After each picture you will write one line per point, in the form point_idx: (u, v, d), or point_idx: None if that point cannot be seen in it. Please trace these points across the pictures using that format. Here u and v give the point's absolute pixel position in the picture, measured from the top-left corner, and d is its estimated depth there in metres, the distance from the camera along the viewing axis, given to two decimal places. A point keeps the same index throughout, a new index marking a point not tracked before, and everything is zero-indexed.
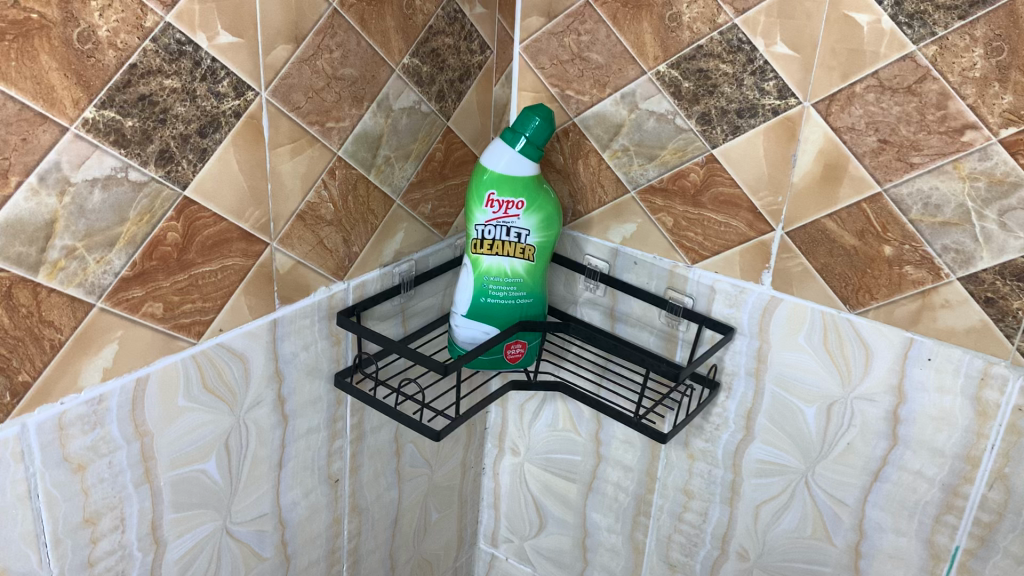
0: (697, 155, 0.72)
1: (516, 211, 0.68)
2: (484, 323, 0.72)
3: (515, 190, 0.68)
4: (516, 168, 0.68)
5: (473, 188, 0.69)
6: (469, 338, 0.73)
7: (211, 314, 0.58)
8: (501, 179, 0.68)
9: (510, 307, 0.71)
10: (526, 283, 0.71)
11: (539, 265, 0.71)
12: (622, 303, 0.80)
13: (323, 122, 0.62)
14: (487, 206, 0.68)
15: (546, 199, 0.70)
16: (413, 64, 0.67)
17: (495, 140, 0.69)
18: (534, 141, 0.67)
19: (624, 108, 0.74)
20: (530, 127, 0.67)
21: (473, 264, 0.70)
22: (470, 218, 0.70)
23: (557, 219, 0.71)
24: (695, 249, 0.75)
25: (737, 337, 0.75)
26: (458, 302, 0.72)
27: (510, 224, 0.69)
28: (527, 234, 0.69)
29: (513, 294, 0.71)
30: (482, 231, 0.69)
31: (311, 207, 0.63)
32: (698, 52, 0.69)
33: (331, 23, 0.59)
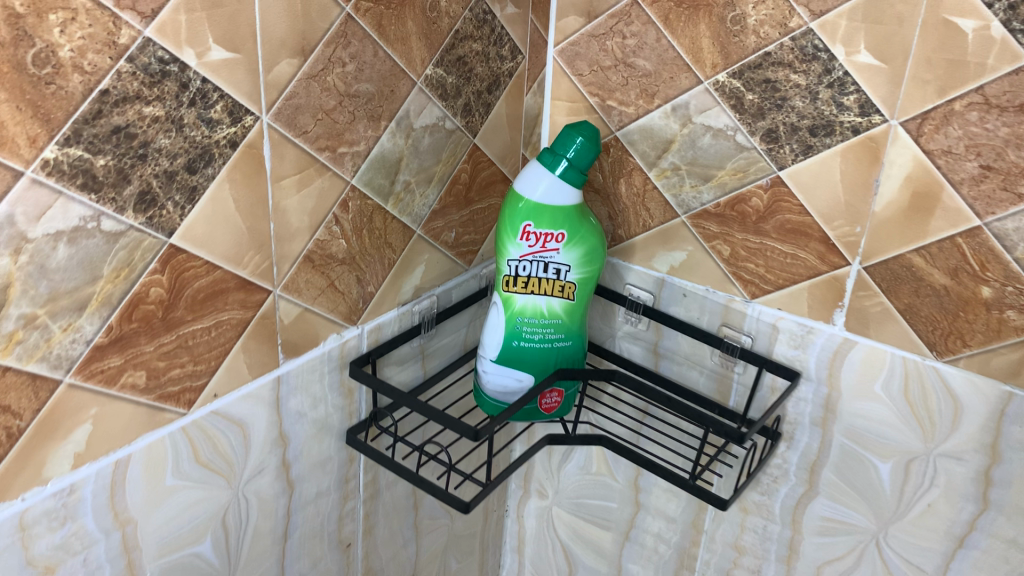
0: (760, 177, 0.63)
1: (555, 245, 0.59)
2: (516, 371, 0.63)
3: (554, 221, 0.59)
4: (556, 196, 0.58)
5: (506, 217, 0.60)
6: (498, 389, 0.63)
7: (203, 379, 0.49)
8: (539, 208, 0.59)
9: (547, 352, 0.62)
10: (565, 325, 0.62)
11: (579, 304, 0.62)
12: (667, 339, 0.71)
13: (334, 147, 0.53)
14: (523, 238, 0.59)
15: (589, 230, 0.60)
16: (437, 75, 0.58)
17: (532, 163, 0.59)
18: (577, 165, 0.58)
19: (675, 121, 0.65)
20: (573, 149, 0.58)
21: (505, 304, 0.61)
22: (502, 251, 0.61)
23: (601, 253, 0.62)
24: (754, 282, 0.66)
25: (802, 383, 0.66)
26: (486, 346, 0.63)
27: (549, 260, 0.60)
28: (567, 271, 0.60)
29: (550, 338, 0.62)
30: (515, 266, 0.60)
31: (320, 245, 0.54)
32: (765, 60, 0.60)
33: (343, 30, 0.50)
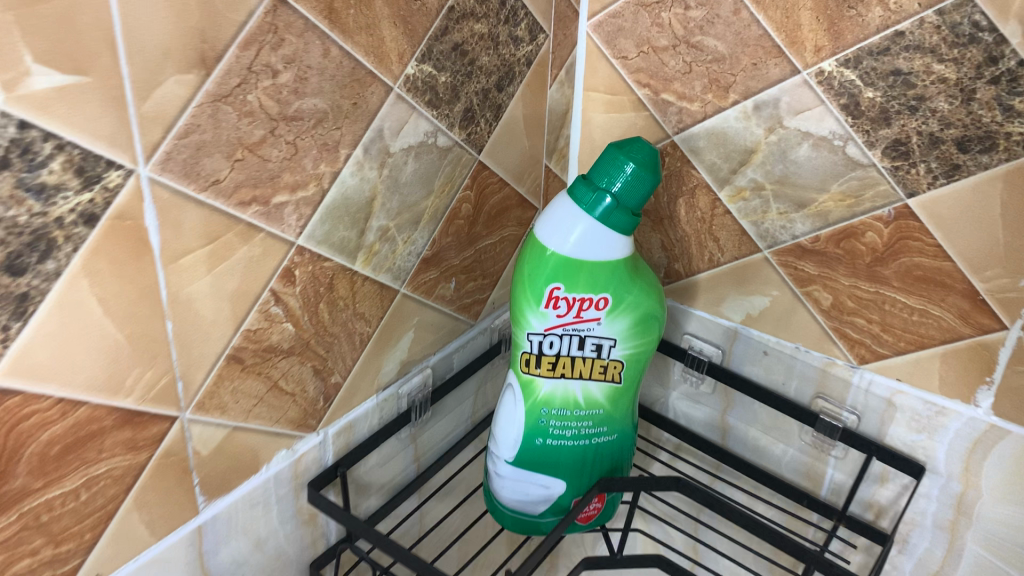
0: (880, 205, 0.45)
1: (595, 314, 0.42)
2: (541, 476, 0.46)
3: (594, 282, 0.41)
4: (596, 248, 0.41)
5: (524, 274, 0.42)
6: (517, 498, 0.47)
7: (74, 560, 0.33)
8: (571, 265, 0.41)
9: (582, 452, 0.46)
10: (608, 415, 0.45)
11: (628, 388, 0.45)
12: (740, 406, 0.55)
13: (267, 196, 0.35)
14: (550, 306, 0.42)
15: (643, 290, 0.43)
16: (423, 74, 0.41)
17: (560, 197, 0.41)
18: (627, 205, 0.40)
19: (758, 125, 0.47)
20: (621, 183, 0.39)
21: (524, 391, 0.44)
22: (519, 319, 0.43)
23: (659, 319, 0.44)
24: (863, 343, 0.49)
25: (925, 477, 0.49)
26: (500, 443, 0.46)
27: (586, 333, 0.43)
28: (612, 347, 0.43)
29: (586, 433, 0.45)
30: (538, 343, 0.43)
31: (253, 337, 0.37)
32: (895, 42, 0.41)
33: (270, 23, 0.33)
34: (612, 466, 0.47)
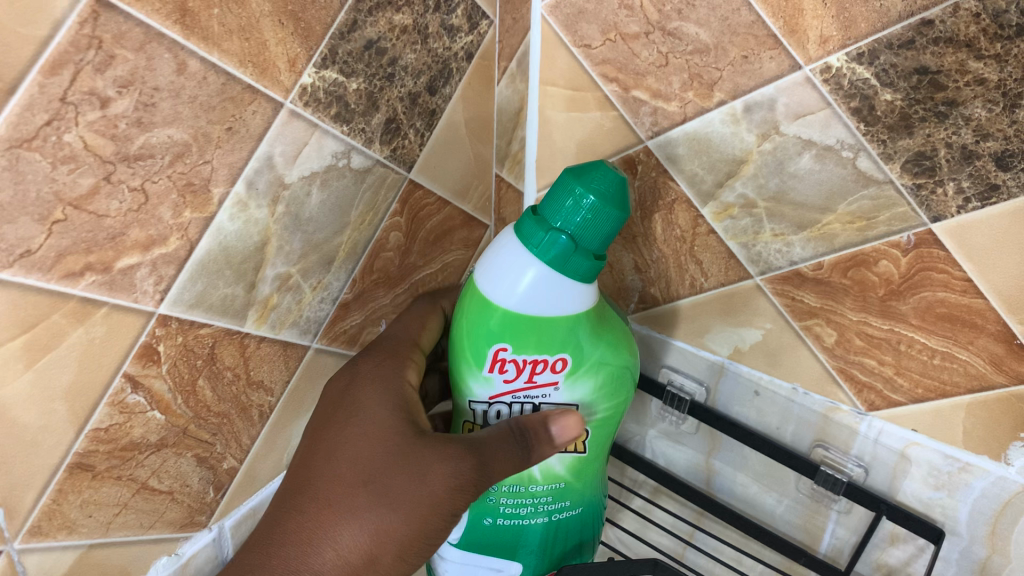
0: (901, 229, 0.37)
1: (551, 377, 0.36)
2: (493, 560, 0.41)
3: (548, 341, 0.35)
4: (551, 299, 0.34)
5: (466, 333, 0.36)
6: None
7: None
8: (519, 323, 0.34)
9: (542, 529, 0.41)
10: (569, 487, 0.40)
11: (594, 456, 0.40)
12: (727, 449, 0.48)
13: (110, 262, 0.27)
14: (496, 369, 0.36)
15: (608, 347, 0.37)
16: (326, 85, 0.32)
17: (507, 236, 0.35)
18: (587, 247, 0.33)
19: (749, 131, 0.38)
20: (581, 220, 0.33)
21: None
22: (463, 381, 0.38)
23: (630, 377, 0.39)
24: (873, 387, 0.41)
25: (945, 540, 0.42)
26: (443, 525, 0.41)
27: (540, 397, 0.37)
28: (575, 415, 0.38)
29: (545, 509, 0.40)
30: (484, 412, 0.38)
31: (109, 436, 0.29)
32: (923, 34, 0.32)
33: (88, 37, 0.24)
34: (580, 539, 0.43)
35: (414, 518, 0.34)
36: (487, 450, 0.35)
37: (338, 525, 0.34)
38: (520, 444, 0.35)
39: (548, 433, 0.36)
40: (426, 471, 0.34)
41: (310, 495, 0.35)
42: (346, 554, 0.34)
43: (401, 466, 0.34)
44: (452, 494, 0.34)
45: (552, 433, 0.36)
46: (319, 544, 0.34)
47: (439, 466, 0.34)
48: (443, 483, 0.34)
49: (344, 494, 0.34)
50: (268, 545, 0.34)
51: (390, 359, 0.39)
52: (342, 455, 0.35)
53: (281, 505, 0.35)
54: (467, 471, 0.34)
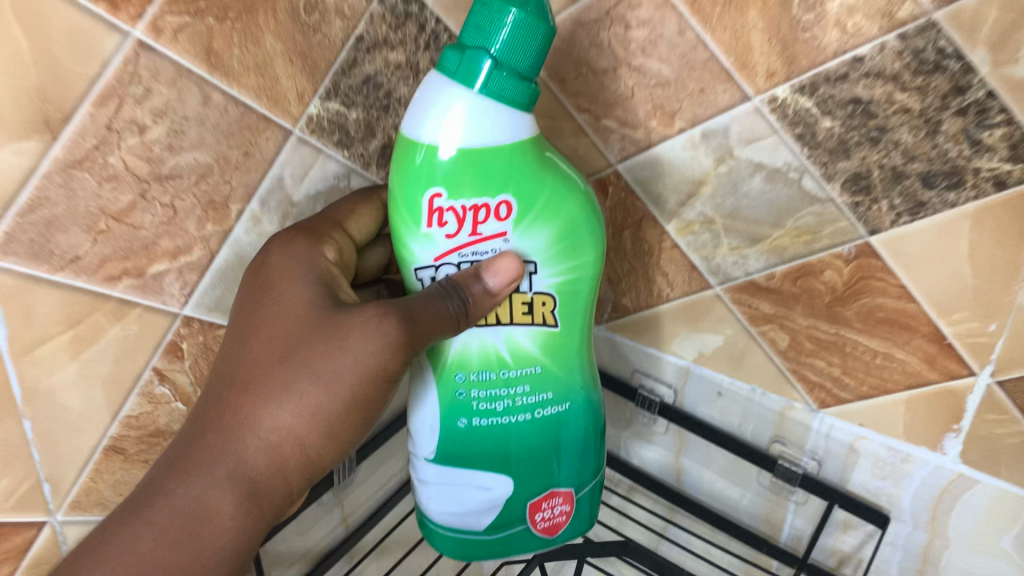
0: (841, 243, 0.41)
1: (496, 225, 0.37)
2: (477, 478, 0.42)
3: (485, 181, 0.35)
4: (483, 126, 0.34)
5: (399, 188, 0.37)
6: (451, 512, 0.43)
7: None
8: (453, 165, 0.35)
9: (523, 430, 0.41)
10: (546, 373, 0.41)
11: (564, 331, 0.40)
12: (695, 445, 0.52)
13: (141, 269, 0.31)
14: (432, 222, 0.36)
15: (556, 186, 0.37)
16: (328, 113, 0.36)
17: (432, 76, 0.35)
18: (511, 66, 0.33)
19: (707, 155, 0.43)
20: (502, 36, 0.33)
21: (434, 359, 0.40)
22: (404, 249, 0.38)
23: (592, 225, 0.39)
24: (824, 386, 0.45)
25: (891, 526, 0.46)
26: (419, 443, 0.42)
27: (488, 249, 0.37)
28: (535, 272, 0.38)
29: (523, 405, 0.41)
30: (431, 276, 0.38)
31: (136, 424, 0.33)
32: (854, 69, 0.37)
33: (131, 73, 0.28)
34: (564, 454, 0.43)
35: (341, 394, 0.33)
36: (416, 311, 0.34)
37: (262, 411, 0.33)
38: (452, 301, 0.34)
39: (483, 285, 0.35)
40: (346, 341, 0.33)
41: (225, 382, 0.34)
42: (273, 440, 0.33)
43: (322, 342, 0.33)
44: (379, 362, 0.33)
45: (487, 284, 0.35)
46: (242, 432, 0.33)
47: (362, 336, 0.33)
48: (366, 349, 0.33)
49: (264, 377, 0.33)
50: (189, 439, 0.33)
51: (306, 235, 0.36)
52: (258, 334, 0.34)
53: (207, 392, 0.34)
54: (392, 333, 0.33)
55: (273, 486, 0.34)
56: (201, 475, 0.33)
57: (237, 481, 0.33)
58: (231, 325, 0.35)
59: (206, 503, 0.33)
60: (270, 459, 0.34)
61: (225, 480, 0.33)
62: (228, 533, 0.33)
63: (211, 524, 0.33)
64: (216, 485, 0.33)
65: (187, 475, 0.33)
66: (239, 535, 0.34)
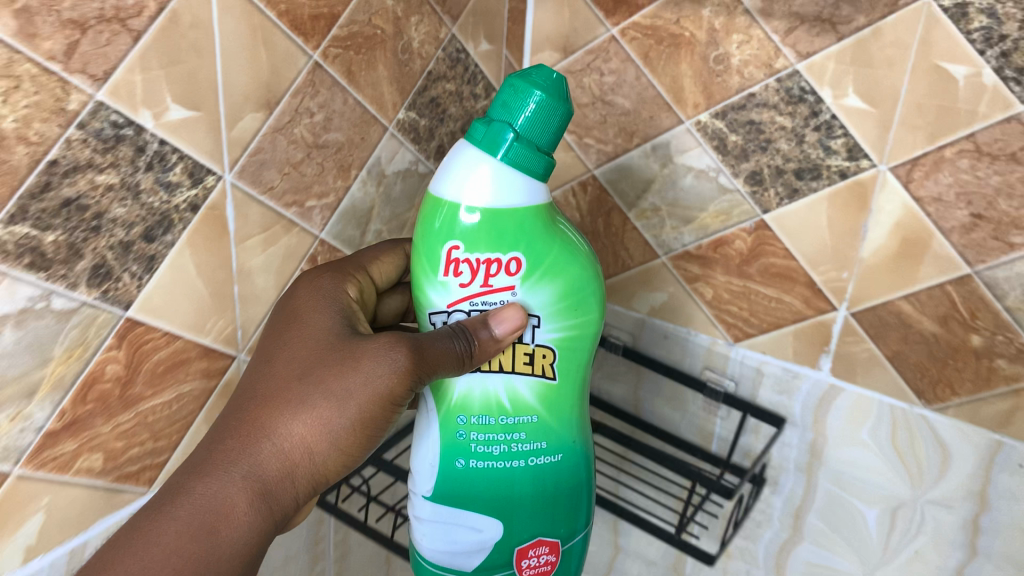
0: (743, 220, 0.61)
1: (502, 281, 0.46)
2: (472, 519, 0.50)
3: (496, 242, 0.45)
4: (503, 190, 0.45)
5: (427, 246, 0.47)
6: (446, 550, 0.51)
7: (164, 455, 0.47)
8: (472, 226, 0.45)
9: (517, 475, 0.50)
10: (540, 421, 0.50)
11: (560, 385, 0.50)
12: (649, 380, 0.71)
13: (302, 201, 0.50)
14: (450, 273, 0.47)
15: (562, 252, 0.47)
16: (409, 118, 0.56)
17: (466, 150, 0.46)
18: (530, 138, 0.44)
19: (655, 161, 0.63)
20: (526, 113, 0.44)
21: (444, 407, 0.49)
22: (425, 294, 0.48)
23: (590, 288, 0.49)
24: (737, 325, 0.65)
25: (787, 429, 0.65)
26: (423, 485, 0.51)
27: (496, 300, 0.47)
28: (538, 325, 0.48)
29: (518, 452, 0.50)
30: (444, 319, 0.48)
31: None
32: (749, 101, 0.57)
33: (311, 79, 0.48)
34: (543, 504, 0.51)
35: (350, 409, 0.44)
36: (423, 341, 0.45)
37: (279, 422, 0.44)
38: (458, 342, 0.44)
39: (490, 333, 0.45)
40: (360, 366, 0.45)
41: (252, 399, 0.45)
42: (286, 446, 0.44)
43: (341, 365, 0.45)
44: (386, 381, 0.44)
45: (493, 331, 0.45)
46: (262, 437, 0.44)
47: (372, 358, 0.45)
48: (375, 370, 0.44)
49: (284, 391, 0.45)
50: (217, 442, 0.44)
51: (332, 273, 0.51)
52: (284, 358, 0.46)
53: (229, 411, 0.45)
54: (398, 359, 0.44)
55: (280, 489, 0.44)
56: (219, 476, 0.43)
57: (250, 482, 0.43)
58: (264, 356, 0.47)
59: (223, 495, 0.42)
60: (281, 463, 0.44)
61: (240, 481, 0.43)
62: (241, 526, 0.42)
63: (226, 516, 0.42)
64: (233, 485, 0.43)
65: (211, 477, 0.43)
66: (250, 528, 0.43)
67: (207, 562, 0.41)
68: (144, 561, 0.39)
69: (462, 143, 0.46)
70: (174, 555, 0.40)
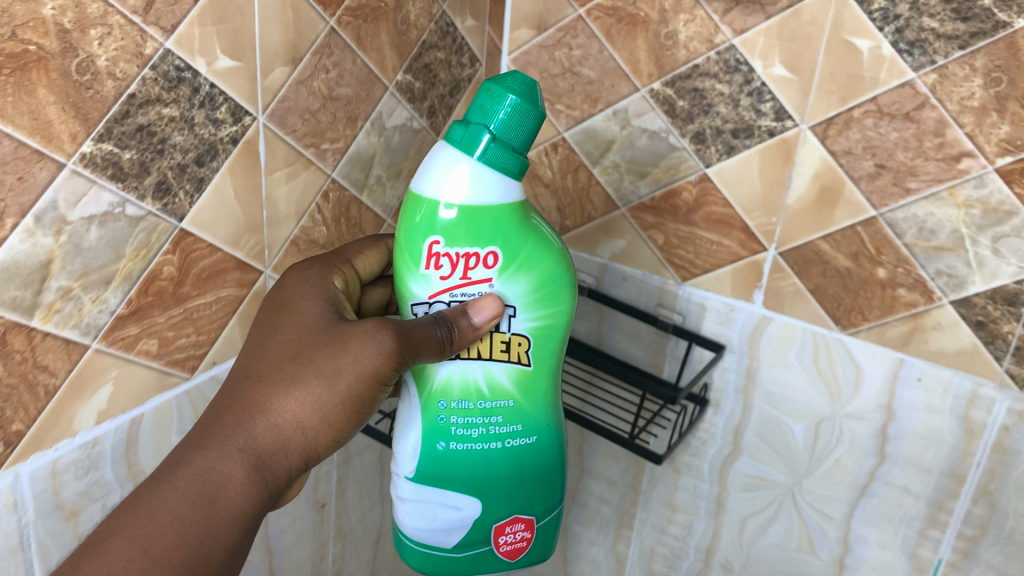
0: (689, 174, 0.72)
1: (478, 274, 0.56)
2: (452, 499, 0.61)
3: (474, 240, 0.54)
4: (480, 188, 0.53)
5: (409, 243, 0.56)
6: (431, 528, 0.62)
7: (204, 347, 0.57)
8: (451, 227, 0.54)
9: (492, 457, 0.60)
10: (514, 404, 0.60)
11: (533, 371, 0.60)
12: (610, 318, 0.82)
13: (318, 144, 0.60)
14: (432, 266, 0.56)
15: (533, 248, 0.57)
16: (406, 81, 0.66)
17: (448, 154, 0.54)
18: (504, 138, 0.53)
19: (616, 124, 0.74)
20: (500, 115, 0.52)
21: (428, 396, 0.59)
22: (406, 286, 0.57)
23: (561, 281, 0.58)
24: (685, 267, 0.76)
25: (726, 355, 0.76)
26: (406, 468, 0.61)
27: (474, 291, 0.56)
28: (514, 315, 0.57)
29: (495, 433, 0.60)
30: (425, 310, 0.57)
31: (304, 231, 0.62)
32: (694, 71, 0.68)
33: (328, 42, 0.58)
34: (512, 483, 0.62)
35: (340, 386, 0.53)
36: (408, 328, 0.53)
37: (273, 401, 0.52)
38: (439, 330, 0.54)
39: (468, 322, 0.55)
40: (349, 348, 0.53)
41: (247, 382, 0.53)
42: (278, 421, 0.52)
43: (331, 348, 0.53)
44: (374, 360, 0.53)
45: (473, 321, 0.54)
46: (258, 413, 0.52)
47: (360, 341, 0.53)
48: (362, 351, 0.53)
49: (276, 373, 0.53)
50: (217, 418, 0.52)
51: (320, 265, 0.60)
52: (276, 344, 0.54)
53: (226, 393, 0.53)
54: (384, 341, 0.53)
55: (273, 461, 0.52)
56: (218, 448, 0.50)
57: (246, 453, 0.51)
58: (257, 343, 0.55)
59: (222, 465, 0.50)
60: (275, 437, 0.52)
61: (238, 454, 0.51)
62: (239, 492, 0.50)
63: (226, 482, 0.50)
64: (231, 457, 0.51)
65: (209, 452, 0.50)
66: (248, 494, 0.50)
67: (209, 523, 0.48)
68: (153, 522, 0.46)
69: (442, 144, 0.55)
70: (177, 518, 0.47)
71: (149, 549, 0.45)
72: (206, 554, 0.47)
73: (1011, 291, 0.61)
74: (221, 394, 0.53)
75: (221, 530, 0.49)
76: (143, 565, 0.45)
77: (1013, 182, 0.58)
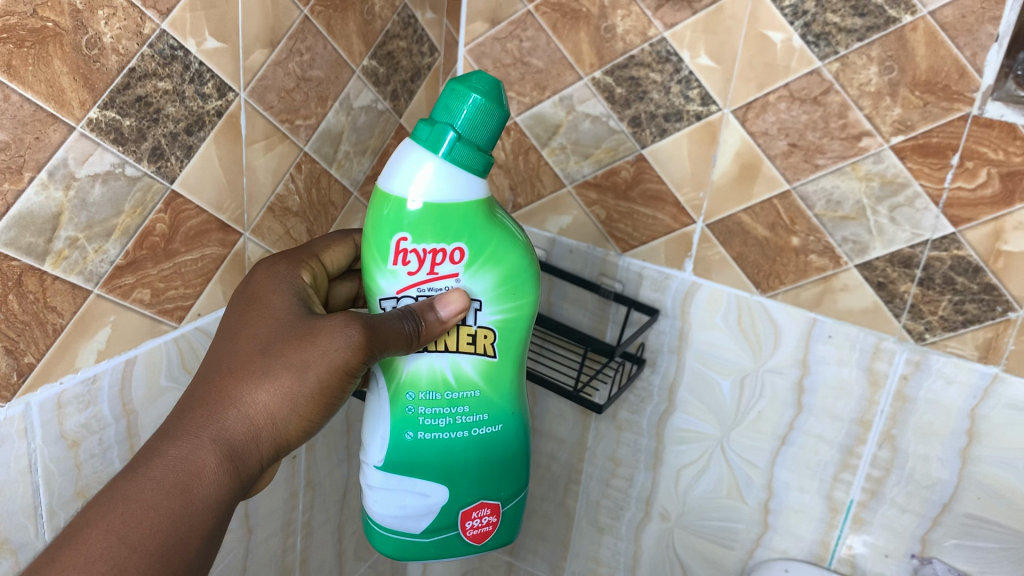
0: (627, 154, 0.80)
1: (444, 267, 0.61)
2: (421, 486, 0.68)
3: (440, 236, 0.60)
4: (445, 184, 0.59)
5: (378, 241, 0.61)
6: (402, 516, 0.68)
7: (191, 299, 0.63)
8: (419, 225, 0.59)
9: (457, 445, 0.67)
10: (479, 394, 0.66)
11: (498, 362, 0.66)
12: (557, 287, 0.89)
13: (292, 120, 0.67)
14: (400, 262, 0.61)
15: (499, 246, 0.62)
16: (371, 66, 0.74)
17: (414, 154, 0.59)
18: (467, 137, 0.58)
19: (562, 109, 0.82)
20: (463, 114, 0.57)
21: (398, 388, 0.65)
22: (375, 283, 0.63)
23: (524, 277, 0.64)
24: (624, 240, 0.84)
25: (662, 318, 0.84)
26: (377, 459, 0.68)
27: (441, 285, 0.62)
28: (480, 308, 0.63)
29: (462, 423, 0.66)
30: (393, 305, 0.63)
31: (279, 198, 0.69)
32: (630, 61, 0.76)
33: (302, 29, 0.65)
34: (476, 471, 0.68)
35: (310, 377, 0.58)
36: (377, 321, 0.59)
37: (244, 393, 0.58)
38: (409, 322, 0.59)
39: (437, 315, 0.60)
40: (319, 342, 0.59)
41: (220, 375, 0.59)
42: (250, 412, 0.58)
43: (302, 342, 0.59)
44: (343, 353, 0.58)
45: (439, 315, 0.60)
46: (230, 405, 0.58)
47: (330, 334, 0.59)
48: (332, 344, 0.58)
49: (247, 366, 0.59)
50: (193, 410, 0.58)
51: (290, 260, 0.66)
52: (248, 339, 0.60)
53: (199, 387, 0.59)
54: (352, 335, 0.58)
55: (245, 450, 0.58)
56: (193, 439, 0.56)
57: (218, 444, 0.57)
58: (231, 338, 0.61)
59: (195, 455, 0.56)
60: (246, 427, 0.58)
61: (211, 444, 0.57)
62: (213, 479, 0.56)
63: (200, 470, 0.55)
64: (204, 447, 0.56)
65: (183, 443, 0.56)
66: (221, 480, 0.56)
67: (183, 508, 0.54)
68: (129, 510, 0.52)
69: (409, 143, 0.60)
70: (152, 507, 0.53)
71: (126, 536, 0.51)
72: (182, 539, 0.54)
73: (906, 254, 0.69)
74: (196, 388, 0.59)
75: (197, 517, 0.55)
76: (121, 552, 0.51)
77: (905, 157, 0.66)
